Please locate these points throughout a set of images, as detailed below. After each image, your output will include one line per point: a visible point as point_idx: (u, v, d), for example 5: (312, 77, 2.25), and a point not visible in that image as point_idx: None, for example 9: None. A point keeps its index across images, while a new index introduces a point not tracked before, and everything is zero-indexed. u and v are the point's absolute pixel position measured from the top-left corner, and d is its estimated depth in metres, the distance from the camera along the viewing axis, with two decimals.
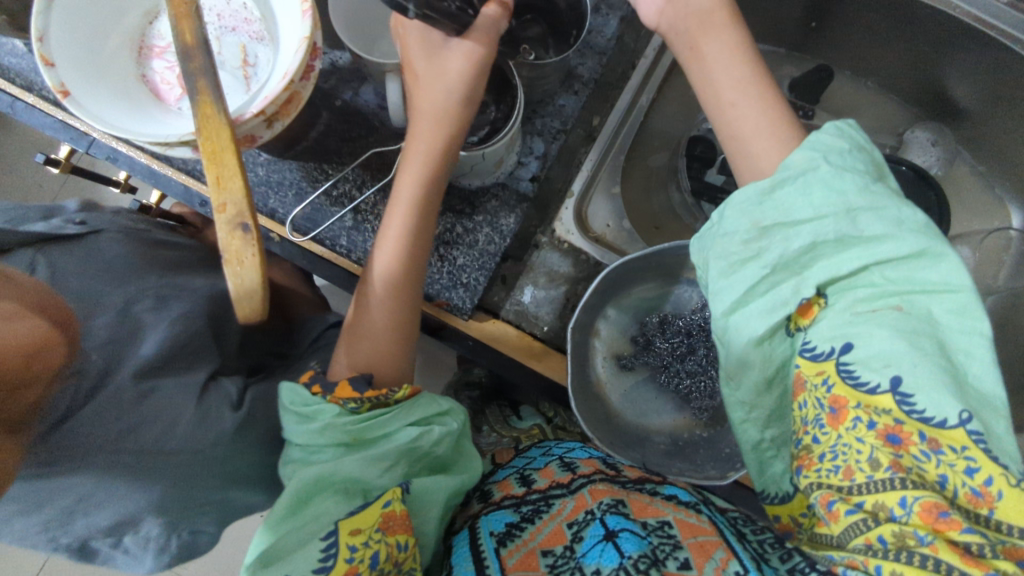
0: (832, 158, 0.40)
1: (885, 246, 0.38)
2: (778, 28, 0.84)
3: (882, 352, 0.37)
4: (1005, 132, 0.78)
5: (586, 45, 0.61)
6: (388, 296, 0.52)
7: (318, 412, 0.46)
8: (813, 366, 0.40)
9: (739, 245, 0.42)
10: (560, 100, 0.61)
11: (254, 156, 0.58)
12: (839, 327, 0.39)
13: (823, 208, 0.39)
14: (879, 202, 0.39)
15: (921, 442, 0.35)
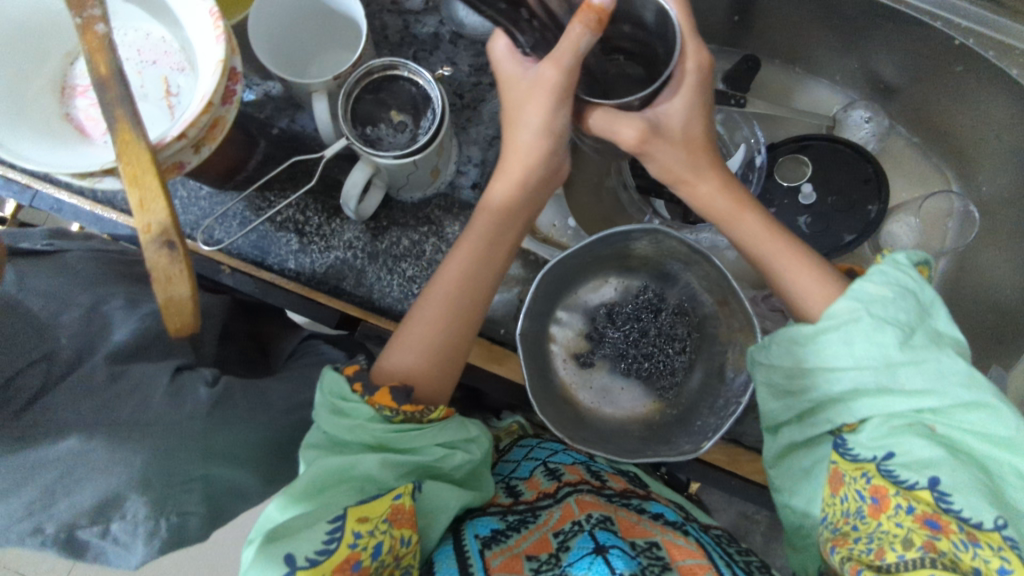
0: (887, 309, 0.46)
1: (929, 399, 0.46)
2: (705, 24, 0.86)
3: (922, 458, 0.46)
4: (939, 103, 0.81)
5: None
6: (444, 310, 0.54)
7: (353, 410, 0.47)
8: (852, 465, 0.49)
9: (791, 367, 0.51)
10: (489, 107, 0.63)
11: (195, 189, 0.60)
12: (883, 440, 0.47)
13: (866, 361, 0.47)
14: (922, 358, 0.46)
15: (960, 534, 0.43)
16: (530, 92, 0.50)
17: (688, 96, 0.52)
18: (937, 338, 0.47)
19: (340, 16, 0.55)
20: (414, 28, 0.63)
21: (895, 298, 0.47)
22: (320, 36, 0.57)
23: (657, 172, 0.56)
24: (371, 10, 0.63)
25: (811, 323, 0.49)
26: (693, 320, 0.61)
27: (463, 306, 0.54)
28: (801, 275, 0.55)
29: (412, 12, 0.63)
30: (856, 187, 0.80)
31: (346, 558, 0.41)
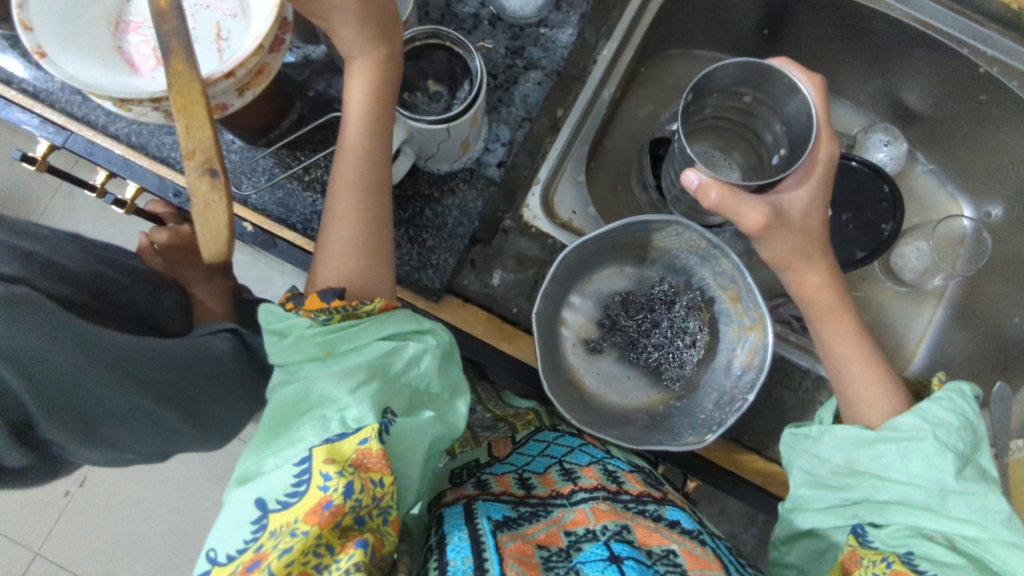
0: (949, 434, 0.49)
1: (967, 528, 0.47)
2: (736, 37, 0.87)
3: (940, 559, 0.47)
4: (962, 131, 0.82)
5: (548, 40, 0.65)
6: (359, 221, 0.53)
7: (292, 328, 0.47)
8: (873, 552, 0.50)
9: (836, 458, 0.54)
10: (523, 90, 0.64)
11: (229, 143, 0.61)
12: (904, 539, 0.49)
13: (920, 480, 0.49)
14: (972, 489, 0.47)
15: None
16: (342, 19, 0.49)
17: (813, 188, 0.59)
18: (987, 476, 0.49)
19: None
20: (455, 6, 0.65)
21: (959, 427, 0.49)
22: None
23: (768, 256, 0.62)
24: None
25: (873, 430, 0.53)
26: (706, 314, 0.62)
27: (372, 217, 0.54)
28: (868, 385, 0.58)
29: None
30: (870, 205, 0.82)
31: (317, 501, 0.39)
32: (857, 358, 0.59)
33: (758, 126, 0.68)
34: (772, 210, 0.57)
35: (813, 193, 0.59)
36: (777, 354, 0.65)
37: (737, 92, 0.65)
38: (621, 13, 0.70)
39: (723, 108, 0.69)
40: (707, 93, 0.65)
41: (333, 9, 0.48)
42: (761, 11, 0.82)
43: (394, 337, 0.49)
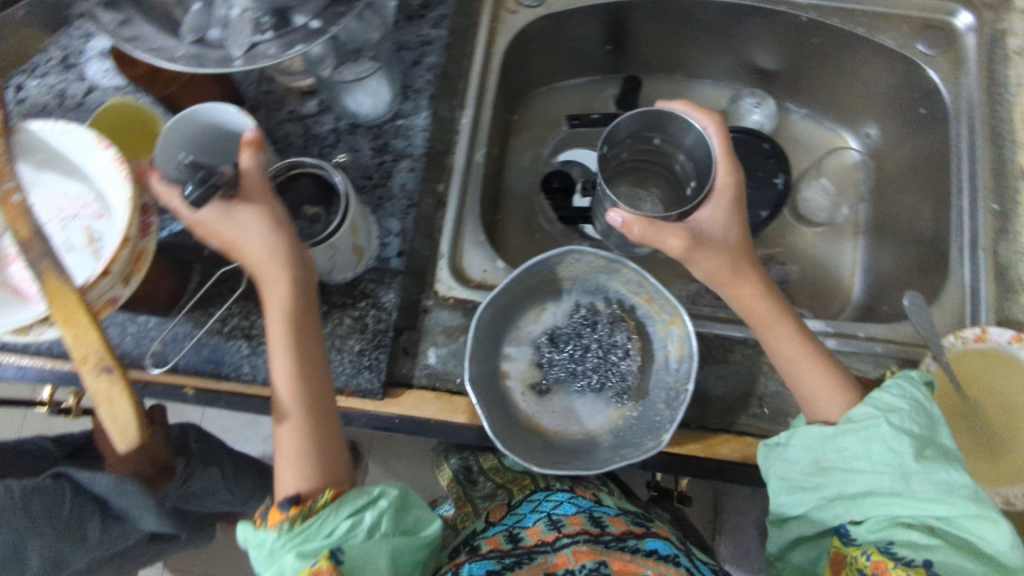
0: (904, 419, 0.53)
1: (940, 508, 0.51)
2: (587, 61, 0.92)
3: (921, 545, 0.51)
4: (818, 73, 0.88)
5: (406, 129, 0.69)
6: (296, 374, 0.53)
7: (264, 540, 0.48)
8: (853, 547, 0.54)
9: (807, 459, 0.56)
10: (399, 181, 0.68)
11: (144, 323, 0.63)
12: (883, 529, 0.53)
13: (881, 466, 0.52)
14: (934, 469, 0.51)
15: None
16: (250, 234, 0.51)
17: (723, 206, 0.63)
18: (946, 454, 0.52)
19: (213, 132, 0.59)
20: (314, 128, 0.69)
21: (908, 410, 0.54)
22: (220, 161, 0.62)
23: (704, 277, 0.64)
24: (274, 123, 0.69)
25: (832, 425, 0.56)
26: (631, 322, 0.65)
27: (306, 369, 0.54)
28: (820, 383, 0.60)
29: (310, 115, 0.69)
30: (758, 163, 0.85)
31: None
32: (805, 358, 0.61)
33: (670, 163, 0.75)
34: (690, 232, 0.61)
35: (727, 215, 0.63)
36: (713, 333, 0.68)
37: (638, 135, 0.72)
38: (467, 82, 0.75)
39: (635, 151, 0.75)
40: (618, 140, 0.71)
41: (241, 233, 0.51)
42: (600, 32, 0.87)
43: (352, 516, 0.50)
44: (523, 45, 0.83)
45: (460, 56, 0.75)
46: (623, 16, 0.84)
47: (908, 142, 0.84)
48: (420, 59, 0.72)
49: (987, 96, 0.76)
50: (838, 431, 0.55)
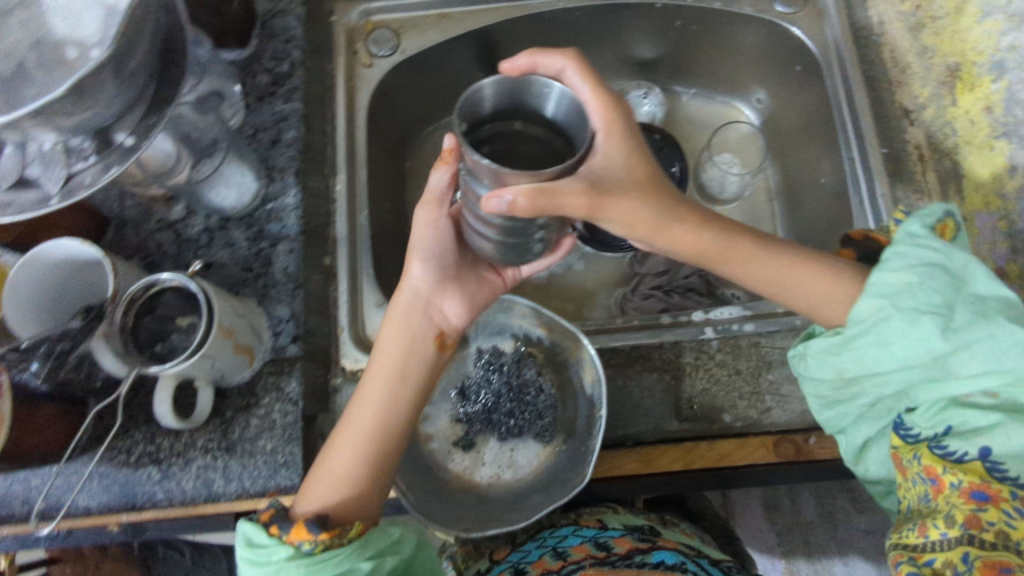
0: (918, 296, 0.50)
1: (986, 382, 0.49)
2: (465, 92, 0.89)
3: (983, 429, 0.49)
4: (694, 52, 0.85)
5: (278, 211, 0.68)
6: (352, 459, 0.54)
7: (270, 555, 0.48)
8: (908, 447, 0.53)
9: (842, 347, 0.55)
10: (280, 265, 0.66)
11: (45, 472, 0.61)
12: (937, 420, 0.51)
13: (911, 362, 0.51)
14: (968, 341, 0.49)
15: (1013, 499, 0.48)
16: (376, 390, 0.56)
17: (620, 146, 0.49)
18: (980, 305, 0.50)
19: (73, 267, 0.56)
20: (185, 232, 0.68)
21: (920, 281, 0.50)
22: (85, 290, 0.58)
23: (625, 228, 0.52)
24: (143, 236, 0.67)
25: (838, 335, 0.55)
26: (541, 354, 0.65)
27: (364, 485, 0.54)
28: (805, 276, 0.58)
29: (178, 220, 0.68)
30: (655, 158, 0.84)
31: None
32: (771, 266, 0.58)
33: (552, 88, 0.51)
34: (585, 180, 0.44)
35: (623, 149, 0.49)
36: (630, 345, 0.66)
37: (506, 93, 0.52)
38: (333, 148, 0.74)
39: None
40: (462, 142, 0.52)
41: (364, 412, 0.55)
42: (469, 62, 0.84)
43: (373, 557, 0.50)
44: (388, 93, 0.80)
45: (322, 124, 0.74)
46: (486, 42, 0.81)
47: (794, 102, 0.82)
48: (279, 137, 0.70)
49: (857, 43, 0.74)
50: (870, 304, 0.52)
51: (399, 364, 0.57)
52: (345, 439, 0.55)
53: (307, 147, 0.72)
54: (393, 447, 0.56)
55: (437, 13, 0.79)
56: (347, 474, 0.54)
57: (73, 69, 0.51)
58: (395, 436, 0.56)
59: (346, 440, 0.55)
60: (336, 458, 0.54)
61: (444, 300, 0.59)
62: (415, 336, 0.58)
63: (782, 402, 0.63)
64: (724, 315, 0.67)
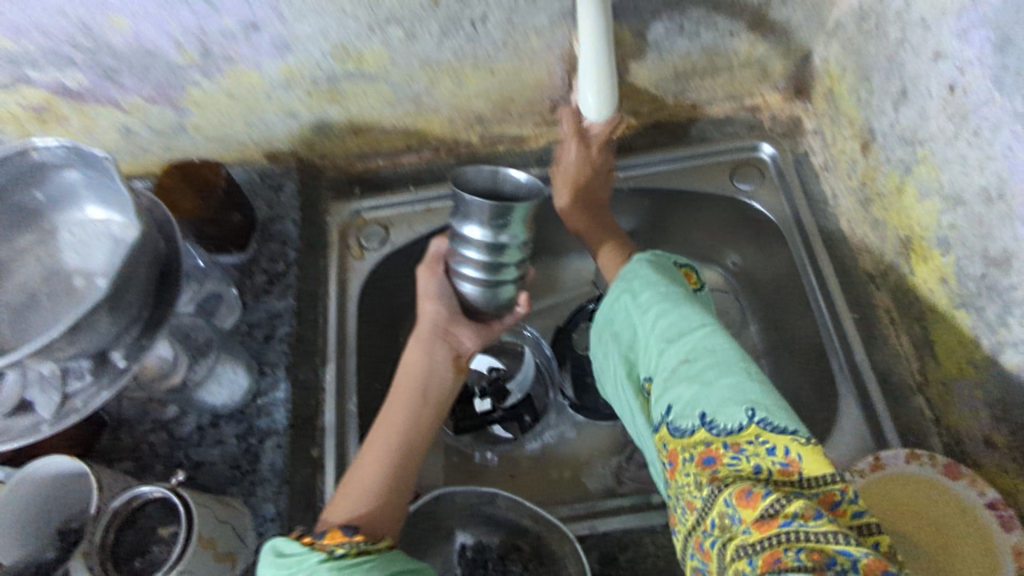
0: (671, 326, 0.56)
1: (692, 338, 0.54)
2: None
3: (693, 404, 0.50)
4: (667, 223, 0.91)
5: (268, 405, 0.70)
6: (374, 476, 0.61)
7: (302, 562, 0.50)
8: (683, 443, 0.50)
9: (619, 362, 0.61)
10: (267, 460, 0.67)
11: None
12: (687, 403, 0.51)
13: (653, 346, 0.56)
14: (693, 343, 0.54)
15: (727, 450, 0.47)
16: (399, 408, 0.66)
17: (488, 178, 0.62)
18: (690, 315, 0.56)
19: (56, 481, 0.56)
20: (177, 431, 0.69)
21: (693, 312, 0.56)
22: (66, 504, 0.58)
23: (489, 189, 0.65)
24: (136, 436, 0.68)
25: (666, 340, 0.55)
26: (528, 547, 0.63)
27: (394, 481, 0.61)
28: None
29: (171, 419, 0.69)
30: None
31: None
32: None
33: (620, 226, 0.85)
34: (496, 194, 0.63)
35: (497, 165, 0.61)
36: (619, 529, 0.65)
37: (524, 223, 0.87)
38: (325, 338, 0.77)
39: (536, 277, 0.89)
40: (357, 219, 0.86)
41: (390, 419, 0.65)
42: None
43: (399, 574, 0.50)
44: (380, 279, 0.84)
45: (314, 316, 0.78)
46: None
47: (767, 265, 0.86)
48: (272, 333, 0.74)
49: (813, 215, 0.79)
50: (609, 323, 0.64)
51: (419, 383, 0.67)
52: (375, 455, 0.62)
53: (299, 339, 0.75)
54: (413, 459, 0.64)
55: (424, 207, 0.86)
56: (378, 485, 0.60)
57: (79, 299, 0.57)
58: (417, 446, 0.65)
59: (369, 455, 0.62)
60: (368, 469, 0.61)
61: (463, 335, 0.69)
62: (440, 364, 0.68)
63: None
64: None
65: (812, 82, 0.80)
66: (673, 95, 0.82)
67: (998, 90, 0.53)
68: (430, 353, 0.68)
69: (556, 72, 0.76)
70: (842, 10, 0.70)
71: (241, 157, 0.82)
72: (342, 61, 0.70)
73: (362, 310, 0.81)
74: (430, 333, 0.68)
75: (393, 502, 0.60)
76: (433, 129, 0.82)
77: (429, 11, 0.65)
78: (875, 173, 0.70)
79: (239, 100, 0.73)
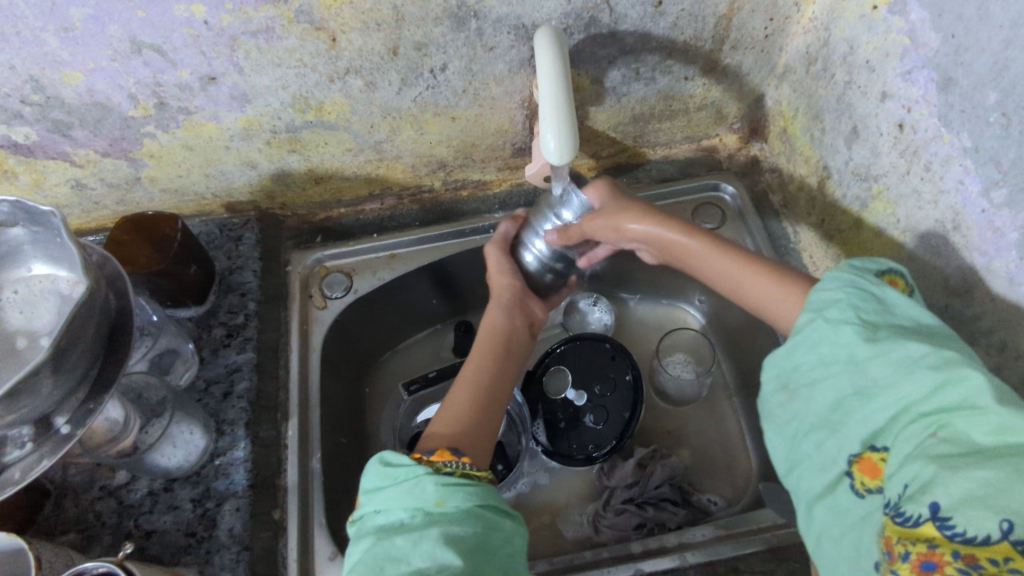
0: (842, 310, 0.49)
1: (907, 390, 0.44)
2: (418, 314, 0.89)
3: (936, 481, 0.39)
4: (634, 263, 0.91)
5: (225, 466, 0.66)
6: (468, 405, 0.64)
7: (411, 472, 0.50)
8: (911, 531, 0.40)
9: (787, 400, 0.53)
10: (225, 525, 0.63)
11: None
12: (904, 475, 0.42)
13: (837, 367, 0.49)
14: (886, 348, 0.46)
15: (957, 560, 0.37)
16: (482, 348, 0.70)
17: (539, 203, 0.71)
18: (909, 363, 0.45)
19: None
20: (127, 498, 0.65)
21: (856, 306, 0.49)
22: None
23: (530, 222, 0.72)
24: (82, 506, 0.64)
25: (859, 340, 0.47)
26: None
27: (471, 416, 0.63)
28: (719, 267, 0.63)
29: (120, 485, 0.65)
30: (608, 366, 0.86)
31: None
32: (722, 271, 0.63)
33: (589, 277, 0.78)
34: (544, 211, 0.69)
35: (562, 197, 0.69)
36: None
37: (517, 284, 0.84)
38: (287, 392, 0.75)
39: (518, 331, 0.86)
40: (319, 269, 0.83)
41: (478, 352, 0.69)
42: (426, 291, 0.88)
43: (492, 509, 0.49)
44: (343, 329, 0.82)
45: (275, 369, 0.75)
46: (439, 273, 0.86)
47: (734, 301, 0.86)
48: (230, 389, 0.71)
49: (777, 250, 0.80)
50: (792, 348, 0.53)
51: (504, 340, 0.71)
52: (474, 368, 0.68)
53: (260, 394, 0.72)
54: (500, 395, 0.67)
55: (388, 253, 0.85)
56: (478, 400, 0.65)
57: (22, 361, 0.53)
58: (500, 394, 0.67)
59: (462, 380, 0.67)
60: (467, 386, 0.66)
61: (535, 304, 0.75)
62: (518, 324, 0.73)
63: None
64: (695, 538, 0.65)
65: (766, 122, 0.82)
66: (633, 138, 0.83)
67: (944, 127, 0.55)
68: (501, 309, 0.72)
69: (517, 118, 0.76)
70: (791, 54, 0.73)
71: (198, 209, 0.80)
72: (303, 111, 0.69)
73: (326, 361, 0.79)
74: (507, 299, 0.73)
75: (480, 420, 0.63)
76: (396, 175, 0.82)
77: (389, 61, 0.65)
78: (834, 208, 0.72)
79: (196, 152, 0.72)
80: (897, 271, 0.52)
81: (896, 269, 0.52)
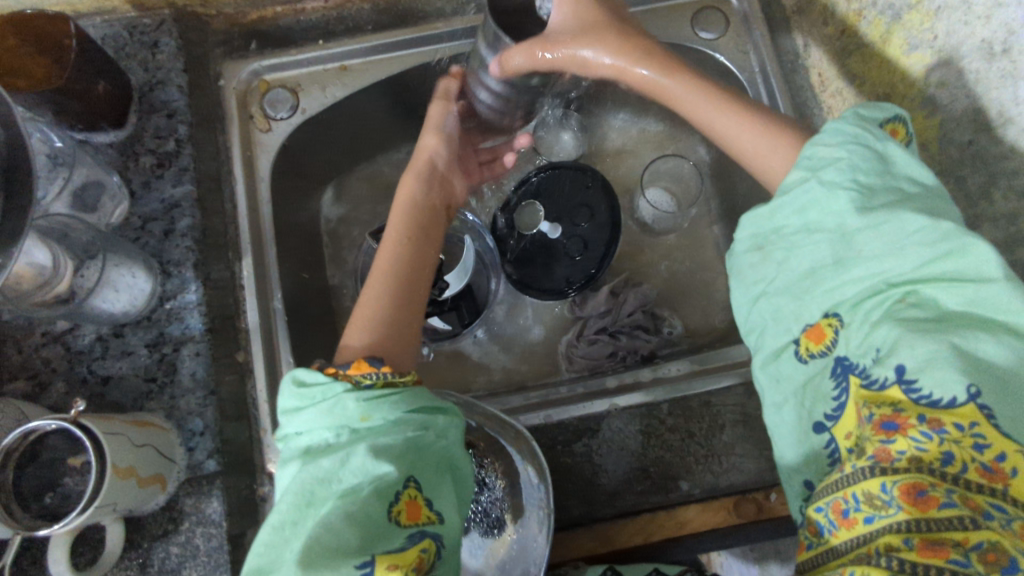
0: (841, 170, 0.44)
1: (890, 261, 0.42)
2: (378, 136, 0.80)
3: (916, 353, 0.38)
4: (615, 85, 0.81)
5: (177, 311, 0.62)
6: (385, 292, 0.58)
7: (328, 392, 0.45)
8: (879, 396, 0.39)
9: (756, 261, 0.50)
10: (187, 372, 0.60)
11: None
12: (868, 340, 0.42)
13: (824, 233, 0.45)
14: (880, 220, 0.42)
15: (922, 424, 0.36)
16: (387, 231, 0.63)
17: None
18: (903, 227, 0.42)
19: None
20: (74, 344, 0.60)
21: (845, 157, 0.45)
22: None
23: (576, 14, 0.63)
24: (26, 352, 0.59)
25: (857, 201, 0.43)
26: (482, 442, 0.61)
27: (389, 304, 0.58)
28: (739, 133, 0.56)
29: (64, 332, 0.60)
30: (588, 197, 0.80)
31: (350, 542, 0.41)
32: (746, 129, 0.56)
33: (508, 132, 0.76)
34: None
35: None
36: (575, 417, 0.63)
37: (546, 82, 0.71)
38: (237, 228, 0.68)
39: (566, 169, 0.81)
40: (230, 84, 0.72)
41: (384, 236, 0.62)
42: (387, 109, 0.77)
43: (421, 413, 0.46)
44: (294, 155, 0.73)
45: (219, 203, 0.68)
46: (404, 90, 0.75)
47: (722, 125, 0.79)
48: (171, 226, 0.63)
49: (783, 64, 0.71)
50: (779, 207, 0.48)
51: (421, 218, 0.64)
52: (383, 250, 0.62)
53: (207, 232, 0.65)
54: (412, 292, 0.60)
55: (337, 65, 0.73)
56: (393, 294, 0.58)
57: None
58: (419, 282, 0.61)
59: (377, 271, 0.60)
60: (373, 285, 0.59)
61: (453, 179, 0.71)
62: (434, 202, 0.67)
63: (736, 463, 0.61)
64: (670, 373, 0.66)
65: None
66: None
67: None
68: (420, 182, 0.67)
69: None
70: None
71: (97, 4, 0.65)
72: None
73: (275, 191, 0.71)
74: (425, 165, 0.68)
75: (393, 305, 0.58)
76: None
77: None
78: (859, 19, 0.62)
79: None
80: (898, 120, 0.48)
81: (898, 119, 0.48)
